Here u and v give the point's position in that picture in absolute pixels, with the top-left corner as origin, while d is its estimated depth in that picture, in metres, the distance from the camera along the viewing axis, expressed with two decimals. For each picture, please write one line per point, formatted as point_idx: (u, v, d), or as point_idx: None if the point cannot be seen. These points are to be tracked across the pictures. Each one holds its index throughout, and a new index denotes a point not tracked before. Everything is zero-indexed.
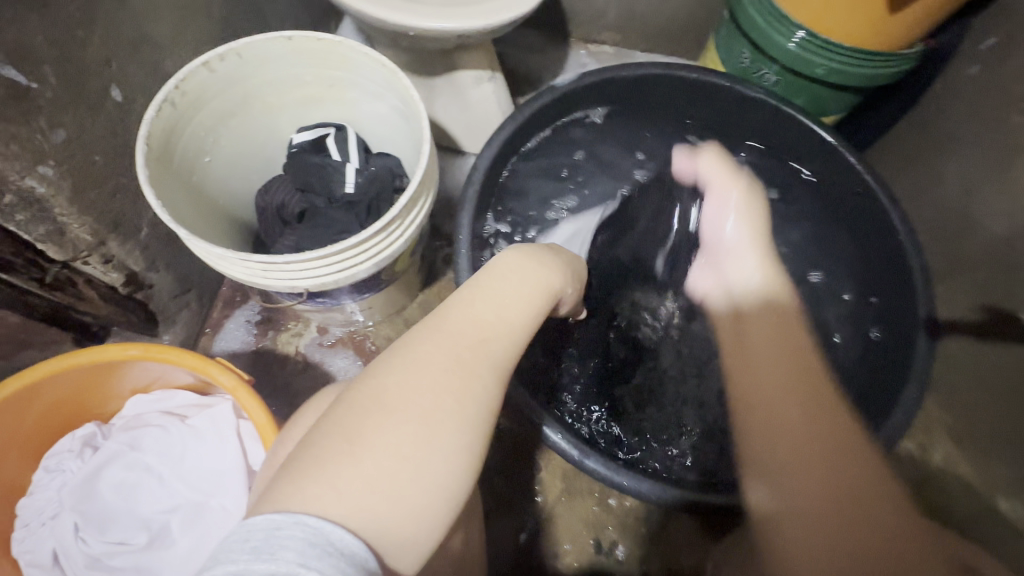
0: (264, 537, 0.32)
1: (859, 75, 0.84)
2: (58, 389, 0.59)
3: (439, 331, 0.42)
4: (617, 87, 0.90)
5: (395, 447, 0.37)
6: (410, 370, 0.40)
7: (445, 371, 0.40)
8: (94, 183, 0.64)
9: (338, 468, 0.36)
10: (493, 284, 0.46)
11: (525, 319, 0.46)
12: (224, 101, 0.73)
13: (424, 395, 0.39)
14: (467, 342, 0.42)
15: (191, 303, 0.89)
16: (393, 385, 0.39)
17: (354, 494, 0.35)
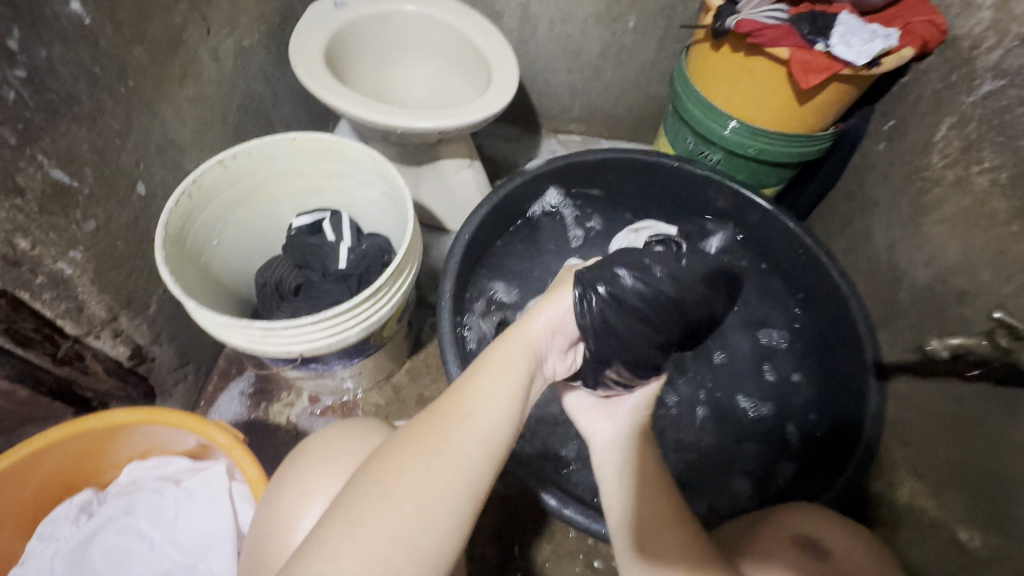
0: None
1: (786, 153, 0.98)
2: (60, 457, 0.63)
3: (441, 416, 0.48)
4: (581, 170, 1.03)
5: (394, 524, 0.42)
6: (413, 463, 0.45)
7: (444, 454, 0.46)
8: (115, 265, 0.72)
9: (345, 546, 0.41)
10: (486, 369, 0.52)
11: (512, 403, 0.51)
12: (233, 192, 0.83)
13: (423, 485, 0.44)
14: (464, 427, 0.48)
15: (188, 375, 0.94)
16: (397, 477, 0.44)
17: (359, 565, 0.40)
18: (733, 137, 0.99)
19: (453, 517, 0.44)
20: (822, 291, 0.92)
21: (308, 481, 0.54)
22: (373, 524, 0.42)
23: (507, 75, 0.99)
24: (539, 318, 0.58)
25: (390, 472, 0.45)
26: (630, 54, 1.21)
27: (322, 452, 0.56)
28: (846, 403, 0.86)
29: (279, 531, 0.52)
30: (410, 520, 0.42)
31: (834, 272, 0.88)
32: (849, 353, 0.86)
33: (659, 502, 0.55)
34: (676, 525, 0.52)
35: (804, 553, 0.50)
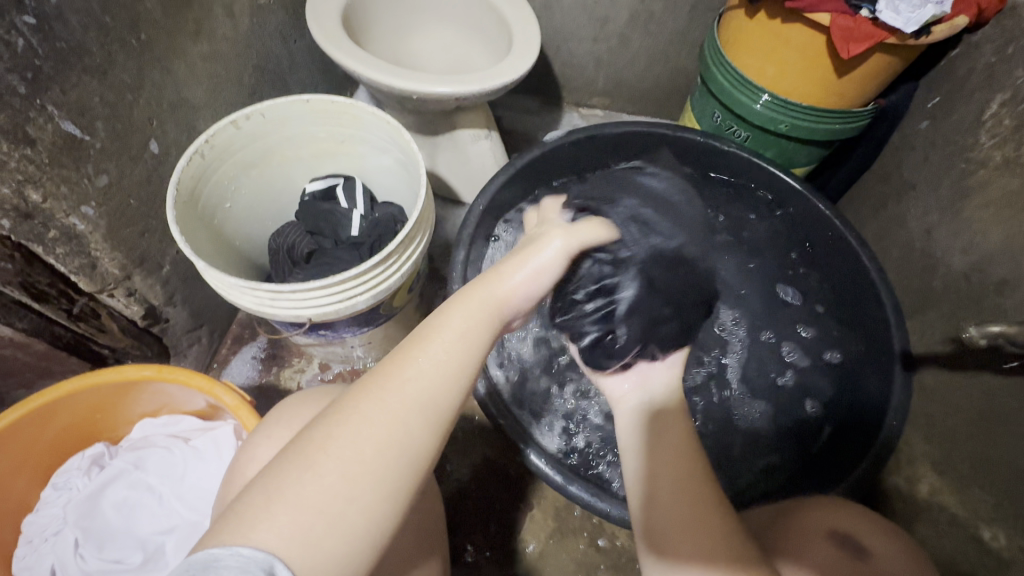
0: (201, 568, 0.35)
1: (821, 130, 0.93)
2: (74, 409, 0.64)
3: (375, 381, 0.43)
4: (601, 143, 0.98)
5: (322, 494, 0.38)
6: (339, 435, 0.40)
7: (375, 420, 0.41)
8: (128, 223, 0.71)
9: (258, 521, 0.37)
10: (439, 330, 0.46)
11: (459, 371, 0.45)
12: (247, 154, 0.82)
13: (349, 457, 0.40)
14: (404, 392, 0.42)
15: (202, 338, 0.95)
16: (321, 449, 0.40)
17: (273, 540, 0.37)
18: (765, 111, 0.94)
19: (384, 486, 0.40)
20: (851, 277, 0.88)
21: (266, 447, 0.53)
22: (293, 496, 0.38)
23: (529, 41, 0.95)
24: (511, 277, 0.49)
25: (315, 442, 0.40)
26: (659, 23, 1.16)
27: (279, 421, 0.55)
28: (867, 395, 0.83)
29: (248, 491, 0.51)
30: (332, 494, 0.38)
31: (864, 257, 0.84)
32: (875, 342, 0.82)
33: (683, 471, 0.52)
34: (704, 508, 0.50)
35: (841, 550, 0.49)
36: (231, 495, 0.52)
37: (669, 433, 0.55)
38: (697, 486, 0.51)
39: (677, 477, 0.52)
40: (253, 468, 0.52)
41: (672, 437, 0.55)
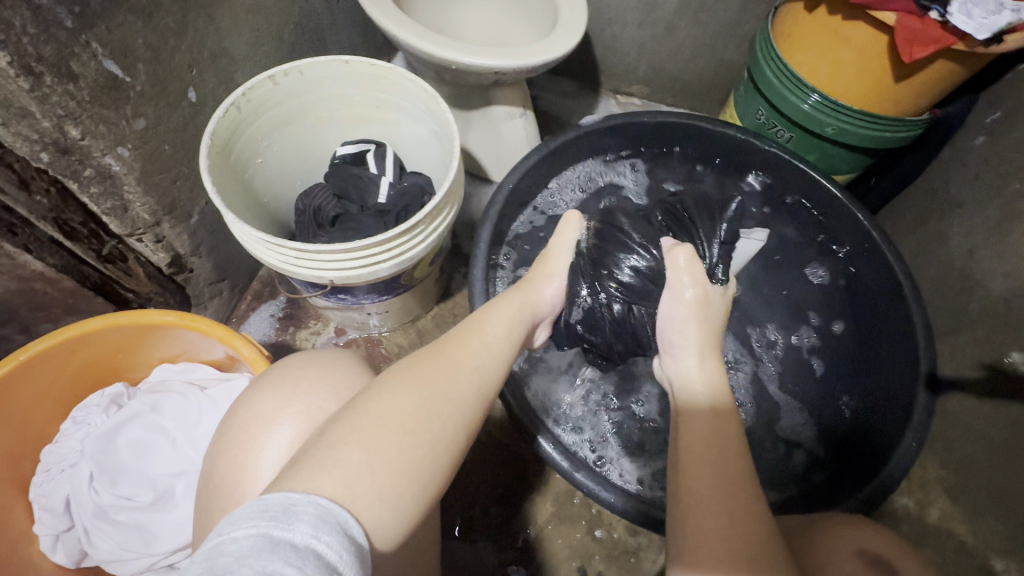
0: (281, 510, 0.34)
1: (869, 137, 0.89)
2: (96, 346, 0.66)
3: (441, 357, 0.51)
4: (638, 131, 0.96)
5: (395, 446, 0.42)
6: (420, 397, 0.46)
7: (448, 389, 0.48)
8: (161, 169, 0.72)
9: (353, 464, 0.40)
10: (484, 321, 0.59)
11: (503, 360, 0.56)
12: (283, 111, 0.82)
13: (430, 418, 0.45)
14: (464, 365, 0.51)
15: (224, 291, 0.96)
16: (406, 408, 0.45)
17: (367, 484, 0.40)
18: (812, 112, 0.90)
19: (445, 445, 0.45)
20: (883, 292, 0.85)
21: (272, 405, 0.52)
22: (380, 450, 0.42)
23: (575, 19, 0.92)
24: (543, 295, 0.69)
25: (398, 400, 0.45)
26: (709, 12, 1.12)
27: (282, 378, 0.55)
28: (886, 414, 0.81)
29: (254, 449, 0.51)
30: (417, 448, 0.43)
31: (900, 272, 0.81)
32: (900, 361, 0.80)
33: (720, 463, 0.52)
34: (739, 503, 0.49)
35: (869, 571, 0.47)
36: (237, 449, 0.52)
37: (708, 425, 0.56)
38: (733, 479, 0.51)
39: (710, 471, 0.51)
40: (262, 425, 0.52)
41: (704, 428, 0.55)
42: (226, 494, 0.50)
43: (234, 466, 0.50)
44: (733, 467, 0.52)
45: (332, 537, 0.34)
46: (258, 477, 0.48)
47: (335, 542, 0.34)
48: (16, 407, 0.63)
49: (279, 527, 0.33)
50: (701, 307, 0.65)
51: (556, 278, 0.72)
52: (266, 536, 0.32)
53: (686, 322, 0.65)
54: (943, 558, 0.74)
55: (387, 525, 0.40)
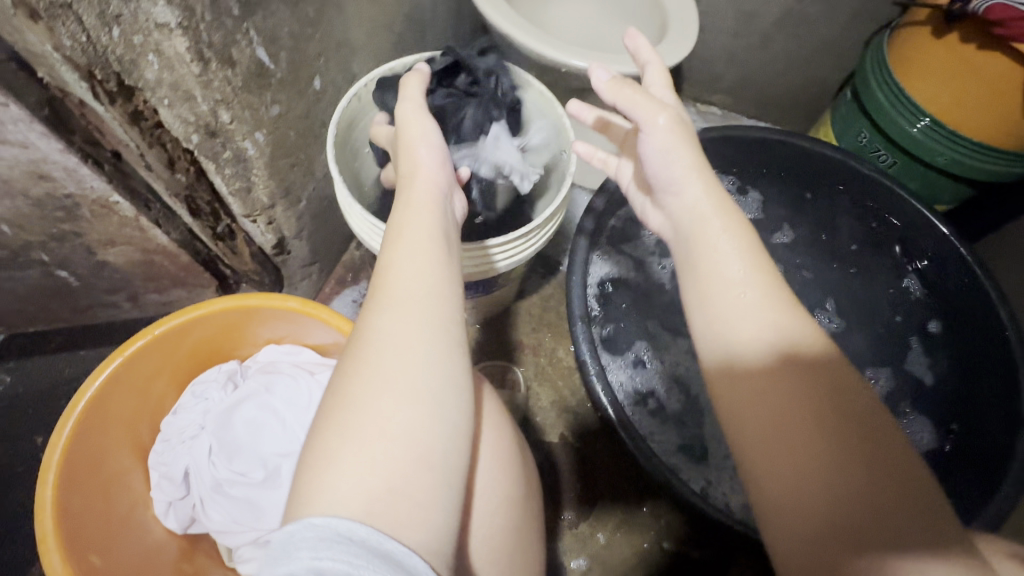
0: (284, 545, 0.37)
1: (983, 170, 0.86)
2: (218, 324, 0.68)
3: (365, 316, 0.46)
4: (737, 147, 0.95)
5: (378, 425, 0.41)
6: (357, 372, 0.43)
7: (373, 346, 0.44)
8: (284, 154, 0.73)
9: (326, 477, 0.40)
10: (394, 245, 0.49)
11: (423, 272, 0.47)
12: (396, 103, 0.83)
13: (374, 386, 0.42)
14: (382, 308, 0.46)
15: (313, 274, 0.98)
16: (348, 395, 0.43)
17: (342, 489, 0.39)
18: (923, 139, 0.88)
19: (398, 397, 0.42)
20: (977, 333, 0.83)
21: None
22: (336, 448, 0.41)
23: (685, 29, 0.91)
24: (426, 172, 0.54)
25: (336, 392, 0.43)
26: (811, 27, 1.10)
27: None
28: (981, 454, 0.79)
29: None
30: (370, 427, 0.41)
31: (1002, 314, 0.78)
32: (995, 403, 0.79)
33: (773, 418, 0.44)
34: (806, 458, 0.42)
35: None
36: None
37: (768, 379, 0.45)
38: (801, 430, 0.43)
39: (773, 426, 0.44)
40: None
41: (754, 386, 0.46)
42: None
43: None
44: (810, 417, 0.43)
45: (334, 552, 0.35)
46: None
47: (335, 555, 0.35)
48: (142, 377, 0.66)
49: (283, 562, 0.35)
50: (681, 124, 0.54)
51: (422, 148, 0.56)
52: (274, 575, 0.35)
53: (678, 152, 0.53)
54: None
55: (381, 498, 0.39)
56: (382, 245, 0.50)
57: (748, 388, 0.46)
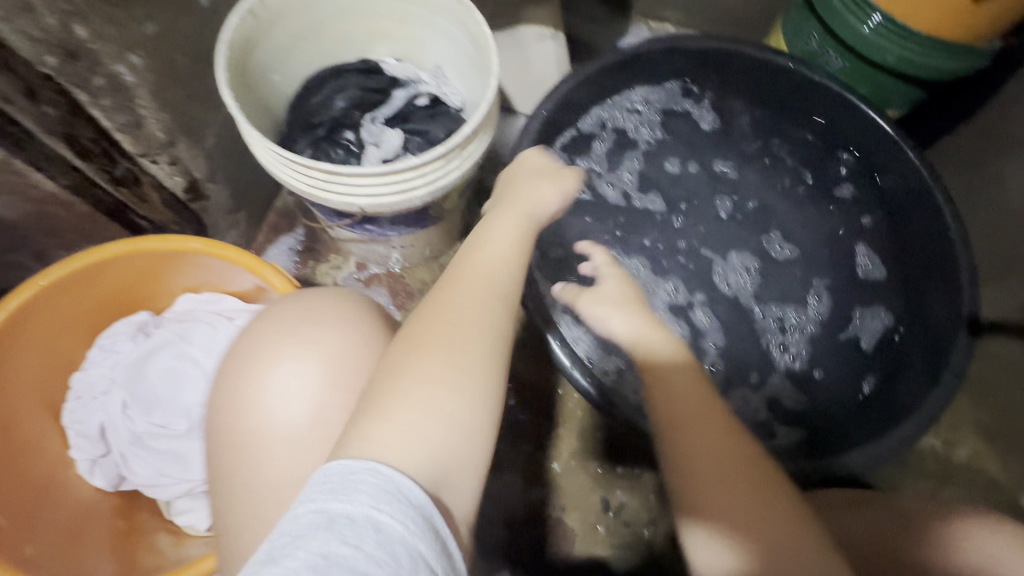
0: (339, 480, 0.37)
1: (930, 67, 0.82)
2: (120, 273, 0.64)
3: (450, 286, 0.50)
4: (681, 58, 0.89)
5: (437, 394, 0.43)
6: (431, 332, 0.46)
7: (452, 318, 0.47)
8: (174, 82, 0.66)
9: (390, 419, 0.41)
10: (489, 234, 0.56)
11: (508, 268, 0.53)
12: (300, 22, 0.75)
13: (445, 349, 0.45)
14: (464, 285, 0.50)
15: (241, 222, 0.92)
16: (422, 351, 0.45)
17: (394, 439, 0.40)
18: (875, 39, 0.83)
19: (478, 365, 0.45)
20: (927, 239, 0.81)
21: (280, 340, 0.50)
22: (404, 394, 0.43)
23: None
24: (532, 191, 0.63)
25: (410, 346, 0.46)
26: None
27: (279, 318, 0.52)
28: (916, 351, 0.82)
29: (262, 394, 0.48)
30: (437, 387, 0.43)
31: (948, 216, 0.76)
32: (942, 307, 0.78)
33: (712, 424, 0.50)
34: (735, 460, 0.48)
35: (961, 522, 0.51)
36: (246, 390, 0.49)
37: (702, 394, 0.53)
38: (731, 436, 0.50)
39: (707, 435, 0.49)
40: (282, 371, 0.49)
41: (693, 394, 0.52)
42: (238, 433, 0.48)
43: (241, 407, 0.49)
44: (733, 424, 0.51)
45: (394, 508, 0.36)
46: (272, 425, 0.47)
47: (396, 512, 0.36)
48: (42, 335, 0.61)
49: (337, 499, 0.36)
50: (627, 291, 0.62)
51: (551, 190, 0.65)
52: (324, 511, 0.35)
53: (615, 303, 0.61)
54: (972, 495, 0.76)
55: (439, 458, 0.41)
56: (475, 232, 0.57)
57: (682, 388, 0.53)
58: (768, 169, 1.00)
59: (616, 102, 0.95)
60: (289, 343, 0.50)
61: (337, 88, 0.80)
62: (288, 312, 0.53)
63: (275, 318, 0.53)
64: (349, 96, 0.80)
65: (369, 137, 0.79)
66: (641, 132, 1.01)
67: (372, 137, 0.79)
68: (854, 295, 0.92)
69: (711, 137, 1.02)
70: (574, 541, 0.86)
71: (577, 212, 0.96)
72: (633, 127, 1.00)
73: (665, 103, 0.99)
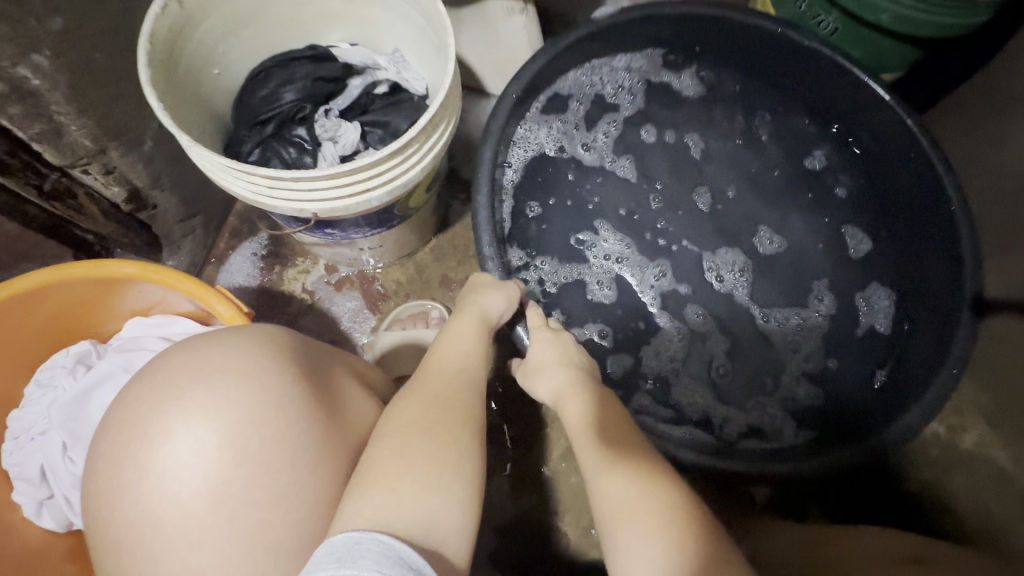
0: (346, 550, 0.40)
1: (928, 25, 0.73)
2: (53, 302, 0.59)
3: (423, 378, 0.57)
4: (659, 27, 0.82)
5: (421, 470, 0.47)
6: (410, 418, 0.52)
7: (429, 403, 0.53)
8: (94, 83, 0.59)
9: (380, 493, 0.45)
10: (454, 330, 0.63)
11: (475, 363, 0.61)
12: (235, 7, 0.67)
13: (424, 433, 0.50)
14: (436, 379, 0.57)
15: (196, 230, 0.86)
16: (403, 434, 0.50)
17: (385, 509, 0.44)
18: None
19: (457, 441, 0.51)
20: (927, 214, 0.76)
21: (177, 393, 0.46)
22: (388, 473, 0.47)
23: None
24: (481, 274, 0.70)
25: (393, 429, 0.51)
26: None
27: (174, 370, 0.47)
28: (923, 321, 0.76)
29: (163, 459, 0.44)
30: (421, 462, 0.48)
31: (949, 188, 0.70)
32: (943, 287, 0.73)
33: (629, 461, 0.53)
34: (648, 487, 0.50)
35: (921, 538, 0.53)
36: (149, 447, 0.45)
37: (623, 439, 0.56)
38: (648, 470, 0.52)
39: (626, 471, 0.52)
40: (188, 433, 0.45)
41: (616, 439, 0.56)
42: (150, 504, 0.44)
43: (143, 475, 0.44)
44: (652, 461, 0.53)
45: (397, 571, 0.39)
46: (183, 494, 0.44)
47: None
48: None
49: (344, 567, 0.39)
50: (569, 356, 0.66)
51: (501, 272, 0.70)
52: None
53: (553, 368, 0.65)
54: (978, 481, 0.73)
55: (439, 517, 0.45)
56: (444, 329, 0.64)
57: (603, 435, 0.56)
58: (757, 143, 0.93)
59: (594, 67, 0.86)
60: (190, 407, 0.45)
61: (285, 78, 0.73)
62: (192, 365, 0.47)
63: (175, 375, 0.47)
64: (299, 86, 0.72)
65: (322, 130, 0.72)
66: (621, 96, 0.94)
67: (326, 131, 0.72)
68: (850, 273, 0.87)
69: (697, 112, 0.94)
70: (568, 546, 0.82)
71: (556, 201, 0.91)
72: (610, 92, 0.92)
73: (649, 74, 0.92)
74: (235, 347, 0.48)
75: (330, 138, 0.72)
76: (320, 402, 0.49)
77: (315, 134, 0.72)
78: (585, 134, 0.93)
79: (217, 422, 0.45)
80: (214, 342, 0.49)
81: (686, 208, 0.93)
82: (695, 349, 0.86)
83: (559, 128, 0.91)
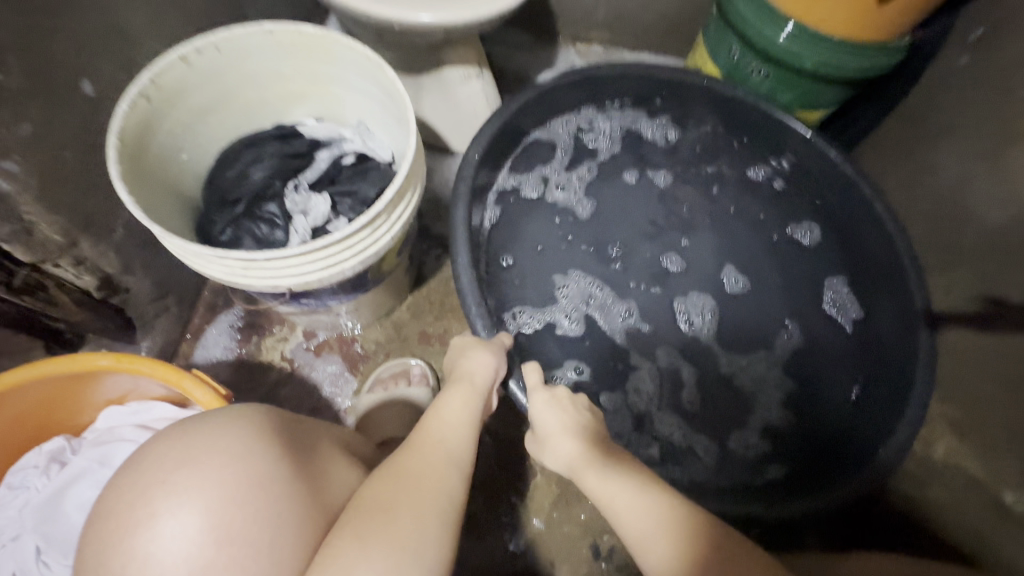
0: None
1: (849, 69, 0.81)
2: (24, 400, 0.58)
3: (411, 449, 0.57)
4: (608, 83, 0.88)
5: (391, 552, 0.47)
6: (393, 493, 0.51)
7: (412, 478, 0.53)
8: (63, 181, 0.61)
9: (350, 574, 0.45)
10: (444, 402, 0.64)
11: (462, 435, 0.61)
12: (203, 96, 0.71)
13: (402, 511, 0.50)
14: (424, 451, 0.57)
15: (170, 308, 0.86)
16: (381, 509, 0.50)
17: None
18: (788, 47, 0.82)
19: (433, 519, 0.50)
20: (873, 238, 0.80)
21: (157, 479, 0.46)
22: (356, 550, 0.46)
23: None
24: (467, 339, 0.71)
25: (370, 501, 0.51)
26: None
27: (152, 461, 0.47)
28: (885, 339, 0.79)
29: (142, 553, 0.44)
30: (394, 540, 0.47)
31: (879, 207, 0.77)
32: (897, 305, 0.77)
33: (656, 518, 0.55)
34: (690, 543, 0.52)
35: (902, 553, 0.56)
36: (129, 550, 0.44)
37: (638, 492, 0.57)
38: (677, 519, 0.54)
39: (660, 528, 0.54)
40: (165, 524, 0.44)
41: (633, 496, 0.57)
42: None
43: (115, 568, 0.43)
44: (676, 509, 0.55)
45: None
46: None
47: None
48: None
49: None
50: (567, 416, 0.66)
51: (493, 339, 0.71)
52: None
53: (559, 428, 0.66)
54: None
55: None
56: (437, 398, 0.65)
57: (621, 498, 0.58)
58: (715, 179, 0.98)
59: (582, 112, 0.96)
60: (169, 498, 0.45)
61: (257, 160, 0.77)
62: (175, 450, 0.47)
63: (158, 461, 0.47)
64: (270, 165, 0.76)
65: (292, 206, 0.75)
66: (602, 142, 1.00)
67: (297, 205, 0.75)
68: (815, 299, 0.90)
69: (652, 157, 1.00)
70: None
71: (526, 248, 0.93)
72: (587, 137, 0.99)
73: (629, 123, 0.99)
74: (217, 437, 0.48)
75: (300, 211, 0.75)
76: (302, 486, 0.49)
77: (285, 209, 0.74)
78: (562, 178, 0.98)
79: (195, 508, 0.45)
80: (197, 425, 0.49)
81: (654, 247, 0.95)
82: (675, 383, 0.88)
83: (541, 174, 0.97)
